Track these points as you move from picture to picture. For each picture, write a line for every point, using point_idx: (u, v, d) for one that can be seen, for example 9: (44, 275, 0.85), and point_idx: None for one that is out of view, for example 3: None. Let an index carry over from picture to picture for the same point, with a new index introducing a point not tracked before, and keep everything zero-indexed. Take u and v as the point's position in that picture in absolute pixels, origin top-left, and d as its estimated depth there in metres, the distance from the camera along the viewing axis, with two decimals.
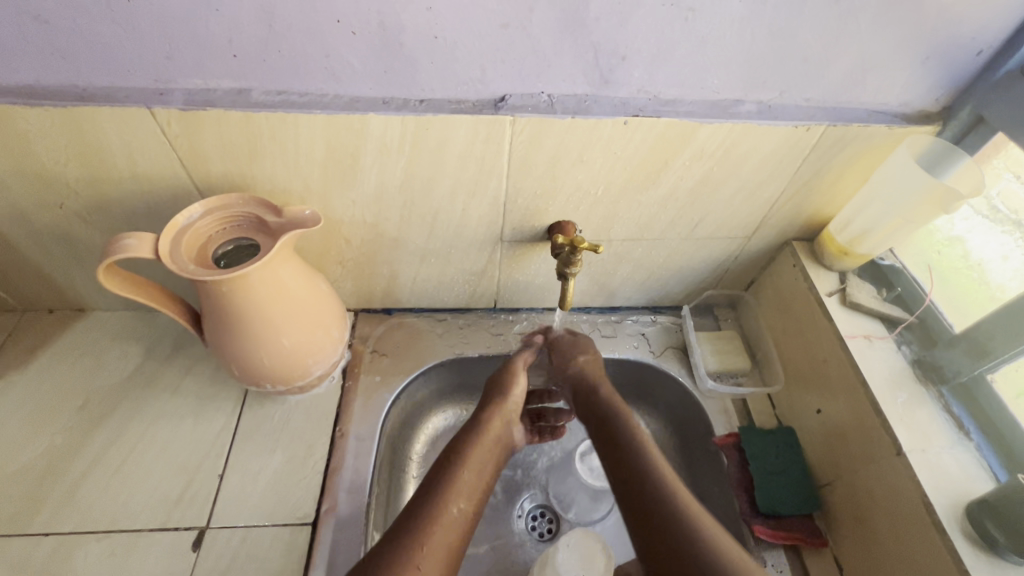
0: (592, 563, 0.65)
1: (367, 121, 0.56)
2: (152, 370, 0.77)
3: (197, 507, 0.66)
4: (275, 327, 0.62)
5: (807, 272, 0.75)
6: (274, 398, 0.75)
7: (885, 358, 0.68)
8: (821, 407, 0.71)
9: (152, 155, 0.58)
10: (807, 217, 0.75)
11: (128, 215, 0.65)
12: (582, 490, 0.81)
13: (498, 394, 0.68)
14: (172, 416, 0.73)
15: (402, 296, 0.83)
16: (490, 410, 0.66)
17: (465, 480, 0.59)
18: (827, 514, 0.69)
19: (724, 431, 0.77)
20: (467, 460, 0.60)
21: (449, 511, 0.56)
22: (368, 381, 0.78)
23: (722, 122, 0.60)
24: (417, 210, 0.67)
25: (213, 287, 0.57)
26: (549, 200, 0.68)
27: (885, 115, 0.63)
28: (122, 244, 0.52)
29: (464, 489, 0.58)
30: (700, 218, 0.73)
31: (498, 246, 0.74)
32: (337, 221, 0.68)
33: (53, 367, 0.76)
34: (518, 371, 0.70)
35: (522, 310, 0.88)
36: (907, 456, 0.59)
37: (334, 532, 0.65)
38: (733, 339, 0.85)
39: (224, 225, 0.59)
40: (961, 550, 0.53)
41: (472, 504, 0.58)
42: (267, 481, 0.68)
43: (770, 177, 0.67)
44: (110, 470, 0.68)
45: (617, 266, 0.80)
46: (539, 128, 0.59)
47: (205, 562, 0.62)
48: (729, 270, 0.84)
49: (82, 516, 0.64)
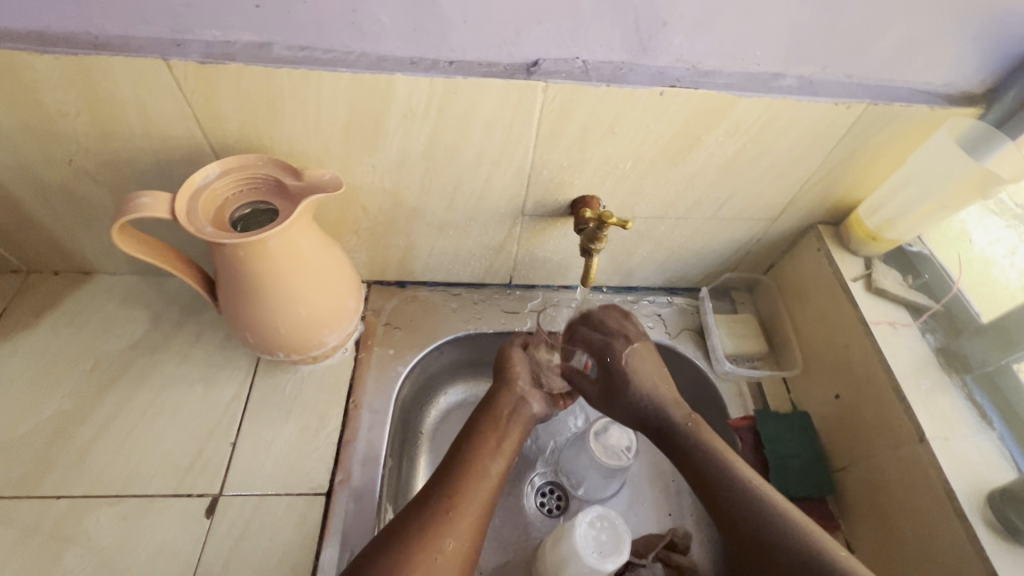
0: (608, 542, 0.63)
1: (393, 83, 0.54)
2: (161, 336, 0.75)
3: (209, 474, 0.65)
4: (294, 295, 0.61)
5: (832, 256, 0.74)
6: (285, 368, 0.74)
7: (910, 345, 0.67)
8: (839, 393, 0.71)
9: (166, 112, 0.56)
10: (834, 201, 0.73)
11: (139, 175, 0.63)
12: (593, 471, 0.78)
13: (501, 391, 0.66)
14: (183, 382, 0.72)
15: (417, 269, 0.81)
16: (498, 402, 0.65)
17: (480, 472, 0.59)
18: (838, 499, 0.69)
19: (739, 413, 0.76)
20: (480, 453, 0.60)
21: (465, 504, 0.57)
22: (381, 354, 0.77)
23: (761, 96, 0.57)
24: (439, 177, 0.65)
25: (230, 252, 0.55)
26: (575, 172, 0.66)
27: (928, 95, 0.60)
28: (137, 203, 0.50)
29: (476, 479, 0.58)
30: (727, 197, 0.71)
31: (520, 219, 0.72)
32: (356, 188, 0.66)
33: (61, 330, 0.74)
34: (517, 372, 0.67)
35: (537, 287, 0.86)
36: (929, 443, 0.59)
37: (348, 502, 0.64)
38: (749, 322, 0.84)
39: (241, 188, 0.57)
40: (982, 538, 0.53)
41: (487, 495, 0.58)
42: (280, 450, 0.67)
43: (803, 157, 0.66)
44: (121, 434, 0.67)
45: (637, 246, 0.78)
46: (572, 96, 0.56)
47: (219, 530, 0.61)
48: (751, 253, 0.82)
49: (92, 481, 0.63)
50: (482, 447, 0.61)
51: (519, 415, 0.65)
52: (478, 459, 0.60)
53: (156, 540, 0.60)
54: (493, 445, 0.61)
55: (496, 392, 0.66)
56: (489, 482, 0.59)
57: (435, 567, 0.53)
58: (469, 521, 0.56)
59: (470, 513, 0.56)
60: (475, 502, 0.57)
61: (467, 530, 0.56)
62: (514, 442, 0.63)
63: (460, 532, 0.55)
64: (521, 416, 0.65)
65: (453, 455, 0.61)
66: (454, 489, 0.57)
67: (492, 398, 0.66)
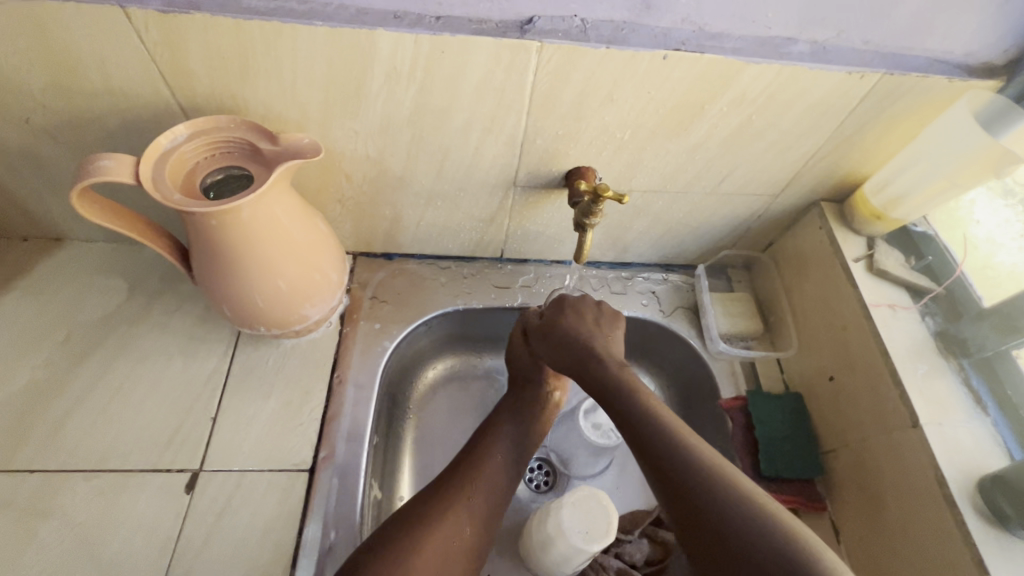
0: (594, 523, 0.63)
1: (374, 39, 0.50)
2: (137, 306, 0.72)
3: (189, 450, 0.63)
4: (273, 267, 0.58)
5: (834, 235, 0.71)
6: (267, 342, 0.71)
7: (909, 327, 0.65)
8: (833, 374, 0.70)
9: (128, 68, 0.51)
10: (839, 177, 0.70)
11: (104, 137, 0.59)
12: (581, 448, 0.78)
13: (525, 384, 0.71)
14: (161, 355, 0.69)
15: (405, 240, 0.78)
16: (522, 397, 0.70)
17: (496, 461, 0.63)
18: (827, 480, 0.69)
19: (731, 393, 0.75)
20: (497, 443, 0.65)
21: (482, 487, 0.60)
22: (367, 328, 0.75)
23: (771, 63, 0.54)
24: (427, 145, 0.61)
25: (202, 220, 0.51)
26: (570, 142, 0.62)
27: (947, 66, 0.57)
28: (98, 166, 0.47)
29: (496, 466, 0.62)
30: (729, 170, 0.68)
31: (511, 190, 0.69)
32: (338, 155, 0.62)
33: (32, 299, 0.71)
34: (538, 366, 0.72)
35: (528, 261, 0.84)
36: (923, 428, 0.58)
37: (332, 478, 0.63)
38: (746, 301, 0.82)
39: (212, 152, 0.53)
40: (970, 524, 0.53)
41: (503, 482, 0.62)
42: (262, 425, 0.65)
43: (810, 130, 0.62)
44: (96, 407, 0.65)
45: (633, 221, 0.75)
46: (568, 57, 0.52)
47: (199, 505, 0.60)
48: (750, 230, 0.79)
49: (66, 455, 0.62)
50: (500, 435, 0.65)
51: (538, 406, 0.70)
52: (496, 448, 0.64)
53: (135, 516, 0.59)
54: (509, 436, 0.66)
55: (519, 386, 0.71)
56: (504, 469, 0.63)
57: (453, 545, 0.56)
58: (483, 506, 0.59)
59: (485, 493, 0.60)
60: (491, 486, 0.61)
61: (482, 513, 0.59)
62: (532, 432, 0.68)
63: (477, 516, 0.59)
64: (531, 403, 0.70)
65: (472, 444, 0.65)
66: (473, 478, 0.60)
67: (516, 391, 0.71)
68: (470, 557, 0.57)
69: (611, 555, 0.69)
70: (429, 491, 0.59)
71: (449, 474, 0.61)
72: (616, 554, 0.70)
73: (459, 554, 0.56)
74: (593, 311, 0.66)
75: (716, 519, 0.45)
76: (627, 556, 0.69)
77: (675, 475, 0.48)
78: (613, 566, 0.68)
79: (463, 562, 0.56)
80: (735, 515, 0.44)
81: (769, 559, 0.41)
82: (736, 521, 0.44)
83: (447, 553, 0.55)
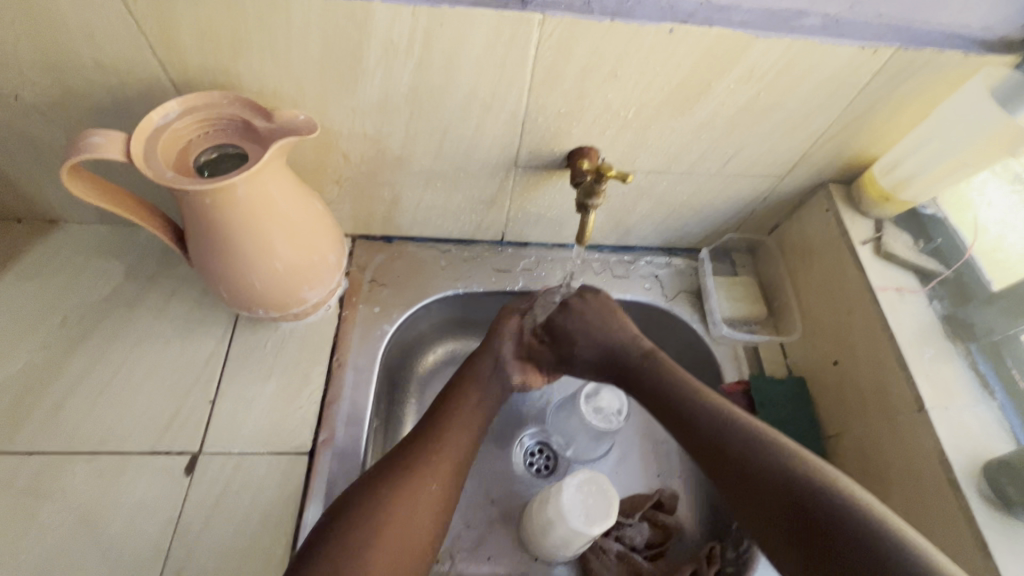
0: (596, 505, 0.62)
1: (371, 10, 0.48)
2: (134, 289, 0.72)
3: (188, 432, 0.63)
4: (269, 248, 0.57)
5: (841, 217, 0.70)
6: (266, 325, 0.71)
7: (915, 311, 0.64)
8: (838, 359, 0.69)
9: (117, 42, 0.50)
10: (848, 158, 0.69)
11: (95, 114, 0.57)
12: (582, 433, 0.77)
13: (486, 349, 0.69)
14: (159, 338, 0.69)
15: (404, 223, 0.77)
16: (480, 365, 0.67)
17: (456, 423, 0.62)
18: (829, 464, 0.68)
19: (733, 377, 0.75)
20: (459, 408, 0.63)
21: (442, 456, 0.58)
22: (366, 311, 0.74)
23: (780, 37, 0.52)
24: (425, 123, 0.60)
25: (196, 199, 0.50)
26: (572, 120, 0.61)
27: (963, 41, 0.55)
28: (87, 142, 0.46)
29: (456, 436, 0.61)
30: (736, 149, 0.66)
31: (512, 171, 0.67)
32: (334, 133, 0.61)
33: (27, 282, 0.70)
34: (503, 335, 0.69)
35: (530, 245, 0.82)
36: (927, 412, 0.57)
37: (331, 462, 0.63)
38: (750, 285, 0.81)
39: (205, 129, 0.52)
40: (974, 509, 0.52)
41: (464, 450, 0.60)
42: (261, 409, 0.65)
43: (819, 109, 0.61)
44: (95, 390, 0.64)
45: (636, 203, 0.74)
46: (571, 31, 0.51)
47: (199, 487, 0.60)
48: (755, 213, 0.78)
49: (65, 437, 0.61)
50: (461, 399, 0.64)
51: (499, 376, 0.68)
52: (458, 412, 0.63)
53: (135, 498, 0.59)
54: (469, 398, 0.64)
55: (478, 355, 0.68)
56: (464, 438, 0.61)
57: (415, 516, 0.54)
58: (444, 476, 0.57)
59: (446, 463, 0.58)
60: (452, 455, 0.59)
61: (448, 474, 0.58)
62: (491, 402, 0.66)
63: (439, 475, 0.57)
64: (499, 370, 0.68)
65: (433, 410, 0.63)
66: (433, 442, 0.59)
67: (473, 358, 0.68)
68: (434, 528, 0.56)
69: (612, 538, 0.70)
70: (391, 457, 0.58)
71: (410, 440, 0.60)
72: (617, 537, 0.70)
73: (422, 525, 0.55)
74: (597, 305, 0.71)
75: (733, 454, 0.55)
76: (628, 539, 0.70)
77: (693, 419, 0.59)
78: (613, 549, 0.69)
79: (425, 534, 0.55)
80: (772, 467, 0.52)
81: (783, 493, 0.50)
82: (754, 457, 0.54)
83: (408, 524, 0.54)
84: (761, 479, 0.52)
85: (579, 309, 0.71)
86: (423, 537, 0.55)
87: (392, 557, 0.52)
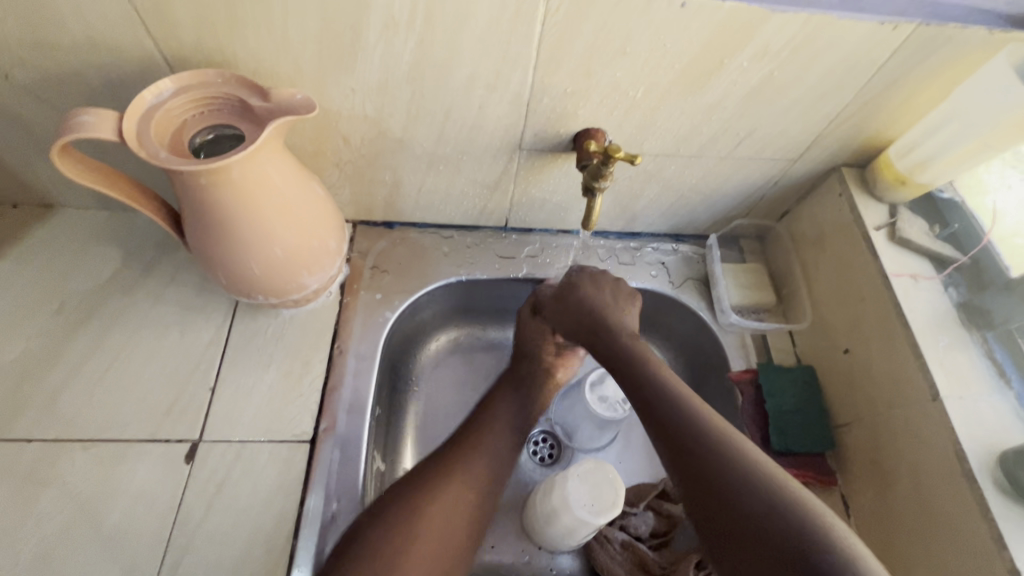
0: (601, 495, 0.61)
1: None
2: (132, 275, 0.70)
3: (188, 420, 0.62)
4: (267, 232, 0.55)
5: (854, 202, 0.68)
6: (266, 312, 0.70)
7: (931, 299, 0.63)
8: (849, 347, 0.67)
9: (110, 19, 0.48)
10: (863, 141, 0.67)
11: (88, 94, 0.56)
12: (587, 421, 0.76)
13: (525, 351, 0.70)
14: (158, 325, 0.68)
15: (406, 208, 0.75)
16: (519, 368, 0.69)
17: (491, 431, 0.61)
18: (838, 454, 0.67)
19: (741, 366, 0.73)
20: (492, 415, 0.63)
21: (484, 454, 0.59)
22: (367, 298, 0.73)
23: (797, 12, 0.50)
24: (428, 104, 0.58)
25: (191, 181, 0.49)
26: (579, 101, 0.59)
27: (987, 16, 0.53)
28: (78, 121, 0.44)
29: (498, 434, 0.61)
30: (747, 132, 0.64)
31: (516, 154, 0.66)
32: (334, 114, 0.59)
33: (24, 268, 0.69)
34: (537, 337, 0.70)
35: (534, 231, 0.81)
36: (942, 402, 0.56)
37: (333, 450, 0.62)
38: (758, 272, 0.79)
39: (201, 109, 0.50)
40: (989, 500, 0.51)
41: (507, 448, 0.61)
42: (262, 396, 0.64)
43: (835, 88, 0.59)
44: (93, 377, 0.64)
45: (643, 187, 0.72)
46: (580, 5, 0.49)
47: (200, 475, 0.59)
48: (765, 198, 0.76)
49: (65, 425, 0.60)
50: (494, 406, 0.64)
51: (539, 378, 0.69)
52: (495, 415, 0.63)
53: (135, 486, 0.58)
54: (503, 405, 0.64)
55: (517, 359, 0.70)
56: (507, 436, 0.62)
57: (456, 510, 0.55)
58: (485, 473, 0.58)
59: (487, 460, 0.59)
60: (492, 452, 0.60)
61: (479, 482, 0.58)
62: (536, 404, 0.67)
63: (470, 484, 0.57)
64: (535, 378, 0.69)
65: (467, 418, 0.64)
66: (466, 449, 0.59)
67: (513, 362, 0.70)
68: (474, 524, 0.56)
69: (616, 527, 0.69)
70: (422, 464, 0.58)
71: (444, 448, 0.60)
72: (622, 527, 0.69)
73: (462, 521, 0.55)
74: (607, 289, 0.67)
75: (712, 472, 0.48)
76: (633, 528, 0.69)
77: (657, 412, 0.53)
78: (618, 538, 0.68)
79: (464, 529, 0.55)
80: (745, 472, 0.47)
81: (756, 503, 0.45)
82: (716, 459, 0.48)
83: (449, 519, 0.54)
84: (743, 509, 0.45)
85: (587, 292, 0.66)
86: (454, 546, 0.54)
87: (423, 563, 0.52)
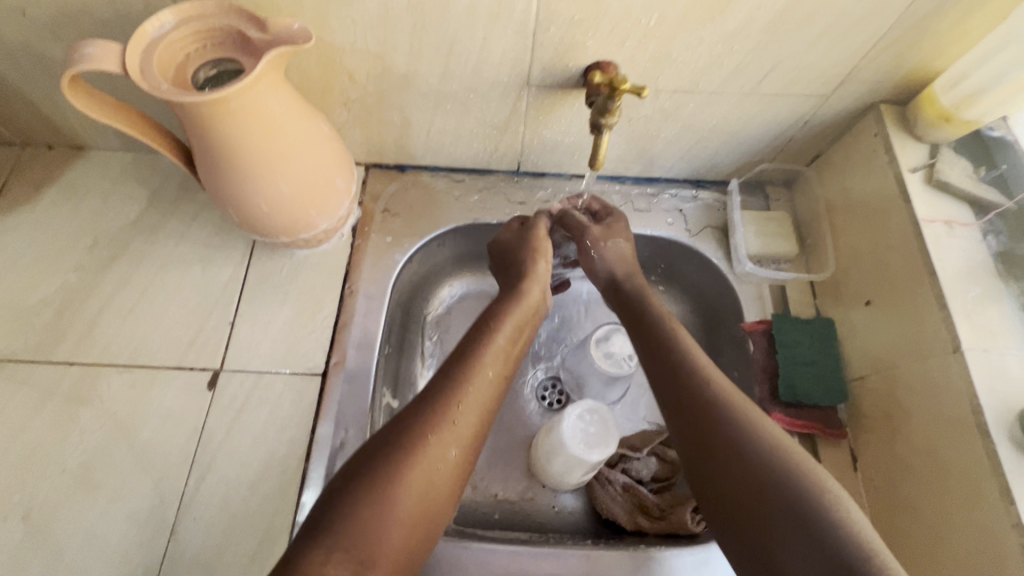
0: (597, 433, 0.63)
1: None
2: (157, 215, 0.74)
3: (210, 350, 0.66)
4: (272, 169, 0.56)
5: (890, 142, 0.63)
6: (281, 252, 0.72)
7: (965, 247, 0.58)
8: (870, 299, 0.64)
9: None
10: (905, 73, 0.61)
11: (101, 31, 0.57)
12: (594, 376, 0.77)
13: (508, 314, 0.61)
14: (182, 261, 0.71)
15: (416, 150, 0.74)
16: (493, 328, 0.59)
17: (472, 398, 0.52)
18: (852, 409, 0.65)
19: (755, 317, 0.71)
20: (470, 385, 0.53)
21: (451, 432, 0.50)
22: (378, 241, 0.74)
23: None
24: (430, 36, 0.56)
25: (193, 115, 0.49)
26: (588, 31, 0.56)
27: None
28: (83, 53, 0.45)
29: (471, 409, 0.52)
30: (774, 64, 0.59)
31: (525, 91, 0.63)
32: (337, 49, 0.58)
33: (60, 206, 0.74)
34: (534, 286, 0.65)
35: (546, 176, 0.79)
36: (963, 354, 0.53)
37: (343, 384, 0.65)
38: (782, 221, 0.75)
39: (202, 42, 0.51)
40: (1001, 452, 0.49)
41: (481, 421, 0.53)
42: (277, 331, 0.67)
43: (875, 9, 0.53)
44: (125, 309, 0.68)
45: (661, 127, 0.68)
46: None
47: (221, 402, 0.63)
48: (795, 139, 0.71)
49: (100, 352, 0.65)
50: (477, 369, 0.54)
51: (512, 345, 0.59)
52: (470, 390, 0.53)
53: (163, 408, 0.63)
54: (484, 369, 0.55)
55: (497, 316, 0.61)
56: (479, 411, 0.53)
57: (417, 497, 0.46)
58: (455, 448, 0.50)
59: (453, 438, 0.50)
60: (462, 428, 0.51)
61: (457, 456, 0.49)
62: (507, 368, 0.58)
63: (448, 443, 0.49)
64: (517, 331, 0.61)
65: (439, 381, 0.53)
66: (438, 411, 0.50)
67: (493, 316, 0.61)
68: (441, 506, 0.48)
69: (618, 470, 0.71)
70: (396, 422, 0.50)
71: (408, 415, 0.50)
72: (624, 470, 0.71)
73: (420, 511, 0.46)
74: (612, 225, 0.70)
75: (746, 459, 0.47)
76: (634, 471, 0.70)
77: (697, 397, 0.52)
78: (619, 481, 0.69)
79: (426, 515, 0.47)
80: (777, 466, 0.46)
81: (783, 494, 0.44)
82: (747, 445, 0.48)
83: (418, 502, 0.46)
84: (771, 486, 0.45)
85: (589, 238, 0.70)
86: (423, 523, 0.47)
87: (397, 539, 0.45)
